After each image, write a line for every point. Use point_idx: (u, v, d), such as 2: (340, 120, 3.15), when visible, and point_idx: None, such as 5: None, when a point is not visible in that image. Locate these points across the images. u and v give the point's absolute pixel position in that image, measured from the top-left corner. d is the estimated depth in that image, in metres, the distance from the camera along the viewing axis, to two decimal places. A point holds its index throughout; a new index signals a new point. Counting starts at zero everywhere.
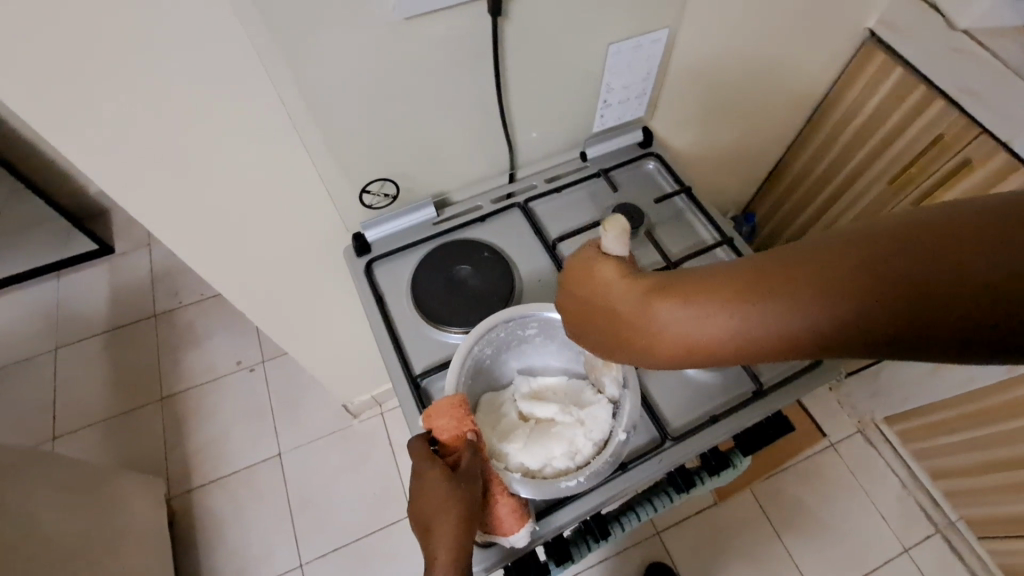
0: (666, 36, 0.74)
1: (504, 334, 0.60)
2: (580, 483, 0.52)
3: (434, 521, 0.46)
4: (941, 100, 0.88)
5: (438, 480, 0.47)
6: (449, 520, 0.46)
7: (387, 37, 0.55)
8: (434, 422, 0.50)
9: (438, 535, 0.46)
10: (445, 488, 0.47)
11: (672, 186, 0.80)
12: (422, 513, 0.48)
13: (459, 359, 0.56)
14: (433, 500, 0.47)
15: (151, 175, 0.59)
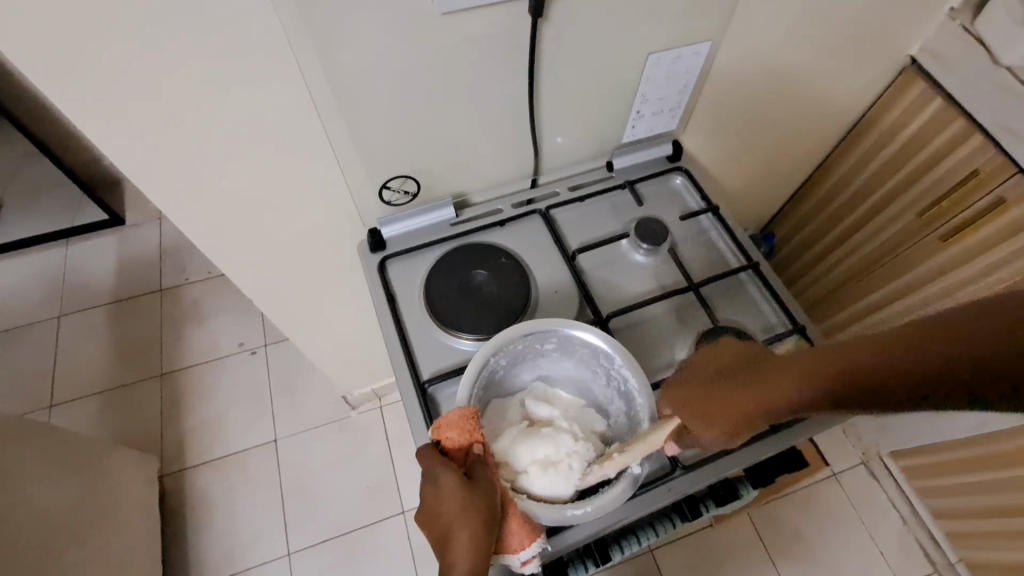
0: (707, 49, 0.71)
1: (520, 347, 0.58)
2: (588, 513, 0.48)
3: (451, 531, 0.44)
4: (979, 136, 0.86)
5: (452, 489, 0.46)
6: (467, 529, 0.44)
7: (422, 32, 0.53)
8: (443, 432, 0.49)
9: (455, 547, 0.44)
10: (459, 498, 0.45)
11: (699, 204, 0.78)
12: (437, 525, 0.46)
13: (473, 371, 0.54)
14: (449, 510, 0.45)
15: (169, 155, 0.58)
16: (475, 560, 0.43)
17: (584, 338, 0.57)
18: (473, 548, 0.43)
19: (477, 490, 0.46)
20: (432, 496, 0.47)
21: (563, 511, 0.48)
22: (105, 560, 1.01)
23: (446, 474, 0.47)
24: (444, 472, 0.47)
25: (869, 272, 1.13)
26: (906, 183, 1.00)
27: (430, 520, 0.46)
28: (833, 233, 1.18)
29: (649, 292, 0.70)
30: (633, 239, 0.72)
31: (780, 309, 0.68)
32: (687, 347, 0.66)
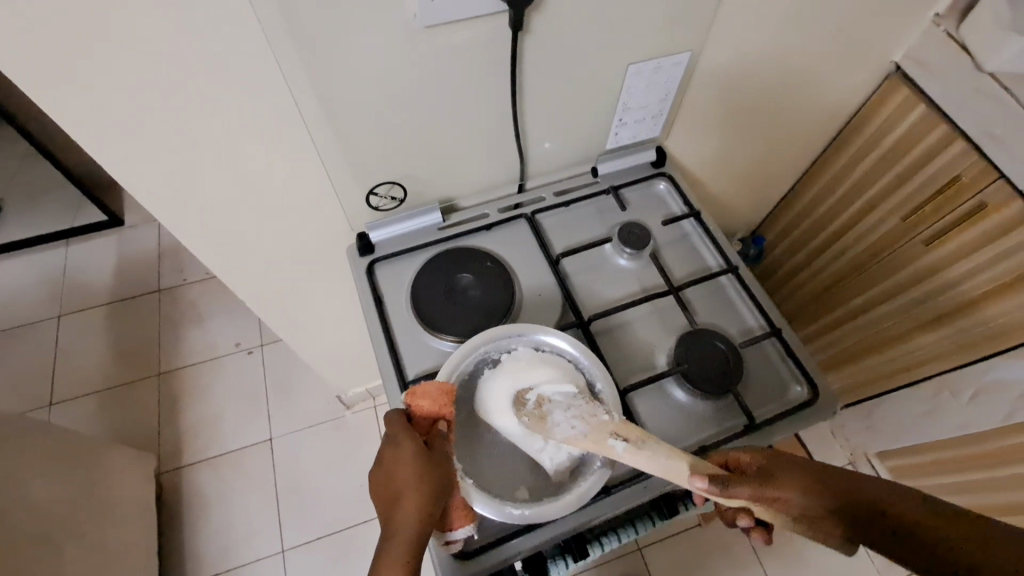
0: (687, 59, 0.73)
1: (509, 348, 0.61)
2: (523, 515, 0.50)
3: (401, 492, 0.47)
4: (961, 141, 0.87)
5: (411, 455, 0.49)
6: (416, 492, 0.47)
7: (405, 43, 0.55)
8: (415, 400, 0.52)
9: (403, 508, 0.47)
10: (418, 464, 0.48)
11: (681, 209, 0.79)
12: (390, 484, 0.48)
13: (450, 363, 0.57)
14: (404, 473, 0.48)
15: (160, 162, 0.59)
16: (420, 525, 0.46)
17: (573, 353, 0.59)
18: (420, 512, 0.46)
19: (435, 461, 0.49)
20: (391, 456, 0.49)
21: (499, 510, 0.50)
22: (101, 556, 1.03)
23: (408, 440, 0.50)
24: (406, 438, 0.50)
25: (853, 276, 1.14)
26: (890, 187, 1.01)
27: (385, 478, 0.49)
28: (820, 237, 1.19)
29: (630, 295, 0.72)
30: (616, 244, 0.74)
31: (759, 312, 0.70)
32: (666, 348, 0.68)
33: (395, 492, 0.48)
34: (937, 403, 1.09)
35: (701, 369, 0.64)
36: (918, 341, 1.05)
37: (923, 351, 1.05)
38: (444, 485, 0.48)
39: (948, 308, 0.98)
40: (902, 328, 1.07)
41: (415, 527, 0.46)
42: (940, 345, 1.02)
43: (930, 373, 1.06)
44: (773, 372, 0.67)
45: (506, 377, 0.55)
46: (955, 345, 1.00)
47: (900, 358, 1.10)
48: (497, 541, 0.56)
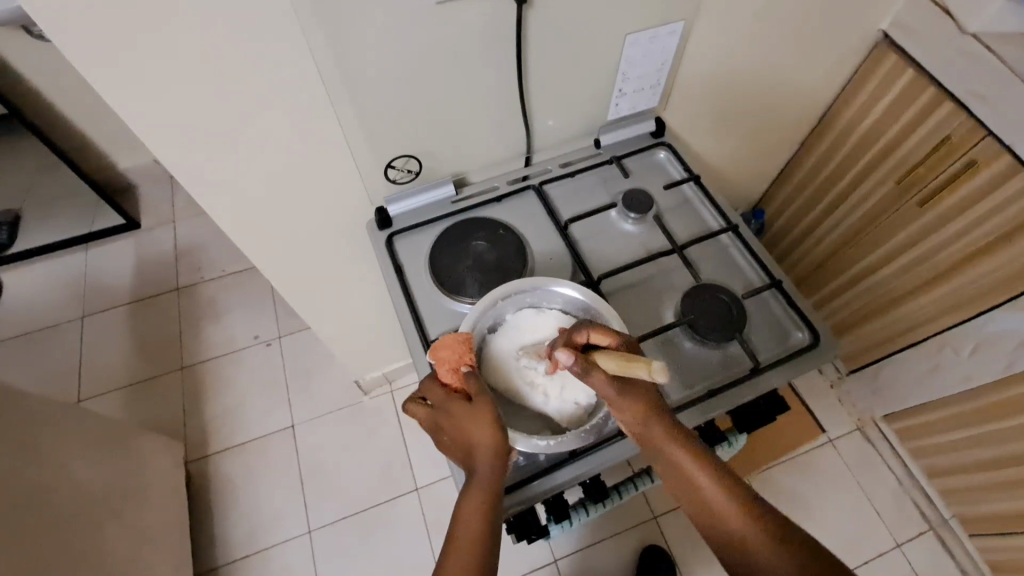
0: (681, 29, 0.77)
1: (530, 300, 0.64)
2: (551, 445, 0.54)
3: (465, 440, 0.51)
4: (949, 103, 0.91)
5: (456, 407, 0.52)
6: (480, 434, 0.50)
7: (418, 20, 0.59)
8: (437, 362, 0.56)
9: (472, 453, 0.51)
10: (464, 406, 0.52)
11: (681, 174, 0.83)
12: (456, 440, 0.52)
13: (475, 311, 0.61)
14: (458, 423, 0.52)
15: (194, 144, 0.64)
16: (491, 459, 0.50)
17: (586, 302, 0.63)
18: (487, 447, 0.50)
19: (476, 400, 0.52)
20: (443, 418, 0.53)
21: (527, 442, 0.54)
22: (138, 535, 1.08)
23: (449, 396, 0.54)
24: (446, 396, 0.54)
25: (853, 243, 1.18)
26: (884, 152, 1.05)
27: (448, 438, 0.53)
28: (818, 206, 1.22)
29: (636, 256, 0.76)
30: (621, 209, 0.78)
31: (759, 267, 0.74)
32: (673, 303, 0.72)
33: (461, 443, 0.52)
34: (940, 359, 1.11)
35: (707, 319, 0.68)
36: (918, 300, 1.08)
37: (924, 309, 1.09)
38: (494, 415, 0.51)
39: (944, 266, 1.01)
40: (903, 289, 1.10)
41: (489, 462, 0.50)
42: (940, 302, 1.05)
43: (931, 331, 1.10)
44: (775, 322, 0.71)
45: (513, 337, 0.62)
46: (953, 302, 1.03)
47: (903, 318, 1.14)
48: (519, 483, 0.59)
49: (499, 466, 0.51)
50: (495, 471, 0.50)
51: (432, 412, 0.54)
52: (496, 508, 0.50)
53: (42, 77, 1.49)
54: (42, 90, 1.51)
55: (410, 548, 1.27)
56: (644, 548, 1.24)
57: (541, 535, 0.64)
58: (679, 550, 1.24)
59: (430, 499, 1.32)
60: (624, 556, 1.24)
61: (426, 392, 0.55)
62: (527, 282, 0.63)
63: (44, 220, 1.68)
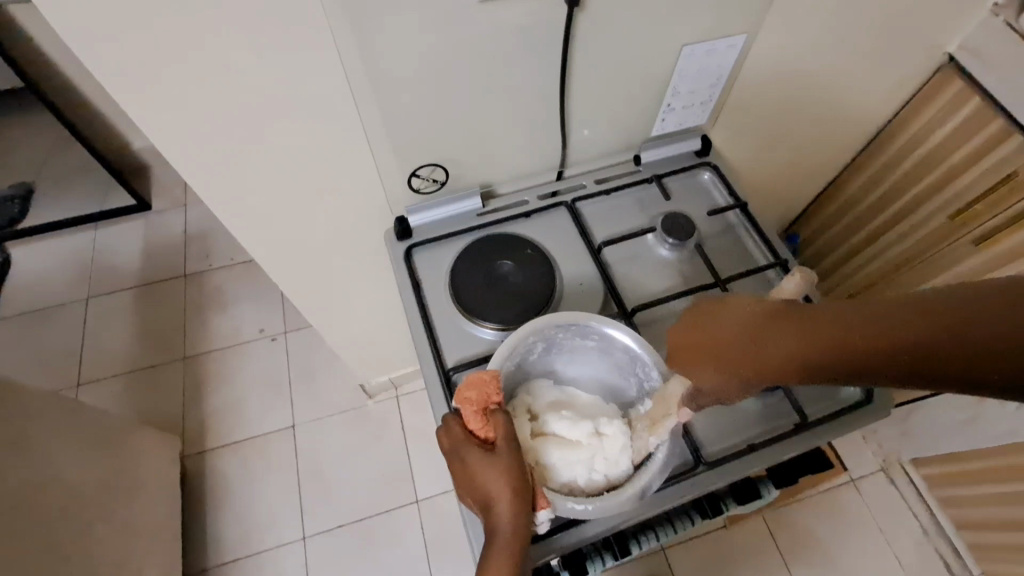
0: (742, 42, 0.70)
1: (562, 335, 0.58)
2: (589, 510, 0.48)
3: (487, 496, 0.46)
4: (1020, 137, 0.84)
5: (479, 460, 0.47)
6: (501, 497, 0.45)
7: (458, 17, 0.53)
8: (461, 403, 0.49)
9: (494, 514, 0.45)
10: (488, 464, 0.46)
11: (727, 200, 0.77)
12: (473, 497, 0.47)
13: (505, 348, 0.54)
14: (480, 478, 0.46)
15: (207, 139, 0.59)
16: (517, 522, 0.45)
17: (627, 341, 0.56)
18: (511, 509, 0.45)
19: (502, 453, 0.47)
20: (461, 469, 0.48)
21: (563, 504, 0.49)
22: (130, 532, 1.04)
23: (473, 443, 0.48)
24: (471, 445, 0.48)
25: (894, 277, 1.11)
26: (938, 184, 0.98)
27: (465, 488, 0.48)
28: (859, 234, 1.16)
29: (673, 287, 0.70)
30: (660, 233, 0.71)
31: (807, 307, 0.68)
32: None
33: (480, 498, 0.46)
34: (979, 410, 1.04)
35: None
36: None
37: None
38: (519, 473, 0.46)
39: None
40: None
41: (513, 523, 0.44)
42: None
43: None
44: None
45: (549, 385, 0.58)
46: None
47: None
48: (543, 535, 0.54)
49: (524, 534, 0.45)
50: (521, 536, 0.45)
51: (451, 453, 0.49)
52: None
53: (62, 52, 1.45)
54: (58, 63, 1.47)
55: (406, 562, 1.22)
56: None
57: None
58: None
59: (430, 513, 1.27)
60: None
61: (449, 433, 0.49)
62: (564, 315, 0.57)
63: (56, 197, 1.66)
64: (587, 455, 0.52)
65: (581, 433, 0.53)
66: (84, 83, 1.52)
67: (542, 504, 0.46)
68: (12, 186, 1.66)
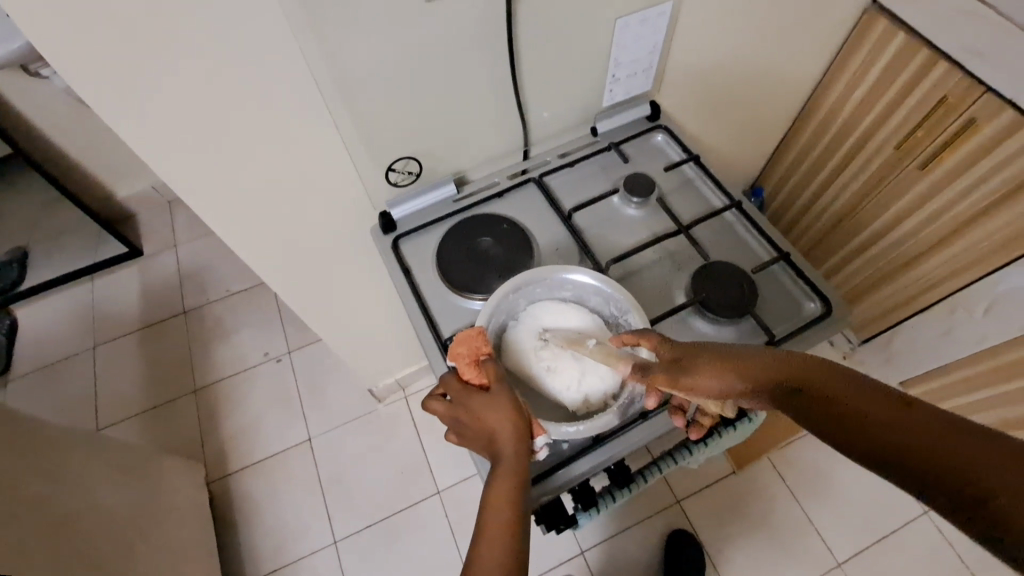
0: (671, 9, 0.76)
1: (540, 290, 0.64)
2: (580, 430, 0.55)
3: (489, 429, 0.51)
4: (944, 62, 0.89)
5: (477, 401, 0.52)
6: (501, 428, 0.51)
7: (411, 18, 0.59)
8: (455, 358, 0.55)
9: (497, 442, 0.51)
10: (485, 404, 0.52)
11: (680, 156, 0.83)
12: (476, 435, 0.52)
13: (491, 303, 0.61)
14: (481, 416, 0.52)
15: (196, 163, 0.64)
16: (518, 446, 0.51)
17: (597, 284, 0.63)
18: (512, 437, 0.50)
19: (497, 392, 0.52)
20: (461, 414, 0.53)
21: (557, 429, 0.55)
22: (170, 556, 1.08)
23: (471, 389, 0.53)
24: (469, 390, 0.53)
25: (857, 211, 1.17)
26: (881, 119, 1.04)
27: (469, 430, 0.53)
28: (818, 178, 1.22)
29: (642, 240, 0.76)
30: (623, 194, 0.78)
31: (765, 240, 0.74)
32: (682, 285, 0.72)
33: (483, 436, 0.52)
34: (952, 321, 1.10)
35: (718, 297, 0.68)
36: (940, 257, 1.04)
37: (933, 272, 1.08)
38: (515, 406, 0.52)
39: (949, 228, 1.01)
40: (910, 254, 1.10)
41: (514, 446, 0.50)
42: (952, 263, 1.03)
43: (942, 294, 1.09)
44: (787, 294, 0.71)
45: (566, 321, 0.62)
46: (963, 263, 1.01)
47: (913, 283, 1.13)
48: (547, 472, 0.59)
49: (524, 455, 0.51)
50: (521, 458, 0.51)
51: (451, 410, 0.54)
52: (523, 496, 0.50)
53: (36, 111, 1.50)
54: (35, 124, 1.51)
55: (437, 550, 1.27)
56: (669, 532, 1.24)
57: (570, 524, 0.63)
58: (704, 532, 1.24)
59: (453, 501, 1.32)
60: (650, 542, 1.24)
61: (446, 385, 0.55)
62: (539, 270, 0.64)
63: (50, 256, 1.70)
64: (541, 372, 0.59)
65: (545, 360, 0.59)
66: (62, 140, 1.57)
67: (541, 429, 0.53)
68: (2, 254, 1.69)
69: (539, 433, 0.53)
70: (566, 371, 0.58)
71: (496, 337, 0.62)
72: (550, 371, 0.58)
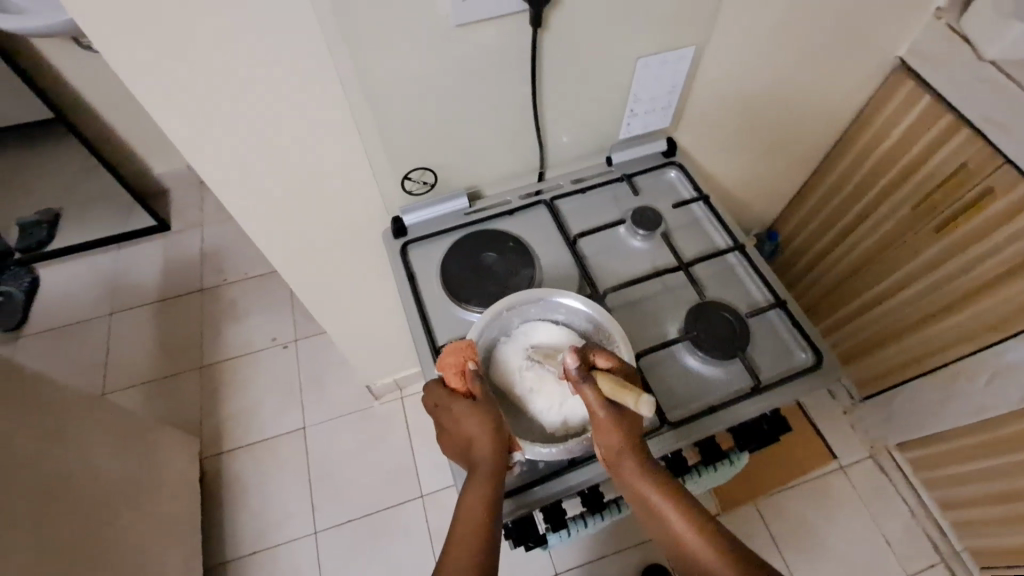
0: (693, 53, 0.79)
1: (534, 310, 0.66)
2: (552, 452, 0.56)
3: (469, 437, 0.53)
4: (966, 129, 0.90)
5: (460, 410, 0.54)
6: (480, 437, 0.53)
7: (439, 39, 0.62)
8: (443, 367, 0.57)
9: (475, 450, 0.53)
10: (468, 413, 0.54)
11: (690, 194, 0.85)
12: (458, 441, 0.55)
13: (484, 318, 0.63)
14: (463, 424, 0.54)
15: (224, 152, 0.68)
16: (494, 455, 0.52)
17: (588, 311, 0.65)
18: (489, 446, 0.52)
19: (480, 402, 0.54)
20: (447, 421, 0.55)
21: (531, 448, 0.56)
22: (154, 524, 1.11)
23: (455, 398, 0.55)
24: (454, 399, 0.55)
25: (868, 266, 1.17)
26: (900, 178, 1.04)
27: (452, 436, 0.55)
28: (832, 229, 1.22)
29: (642, 272, 0.77)
30: (630, 225, 0.79)
31: (764, 286, 0.75)
32: (676, 321, 0.73)
33: (463, 442, 0.54)
34: (954, 389, 1.08)
35: (709, 337, 0.69)
36: (948, 321, 1.04)
37: (940, 336, 1.07)
38: (495, 417, 0.53)
39: (959, 293, 1.00)
40: (918, 315, 1.09)
41: (490, 455, 0.52)
42: (959, 328, 1.03)
43: (948, 359, 1.07)
44: (780, 342, 0.71)
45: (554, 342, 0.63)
46: (972, 330, 1.01)
47: (918, 345, 1.12)
48: (521, 488, 0.60)
49: (500, 466, 0.52)
50: (497, 466, 0.52)
51: (439, 413, 0.57)
52: (497, 502, 0.52)
53: (88, 84, 1.58)
54: (85, 95, 1.60)
55: (413, 553, 1.28)
56: (645, 566, 1.23)
57: (539, 543, 0.64)
58: None
59: (434, 507, 1.33)
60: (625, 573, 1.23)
61: (435, 392, 0.57)
62: (535, 292, 0.66)
63: (83, 221, 1.78)
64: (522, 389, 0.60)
65: (528, 378, 0.60)
66: (109, 113, 1.65)
67: (518, 446, 0.55)
68: (38, 213, 1.79)
69: (516, 448, 0.55)
70: (547, 393, 0.59)
71: (486, 351, 0.64)
72: (532, 390, 0.60)
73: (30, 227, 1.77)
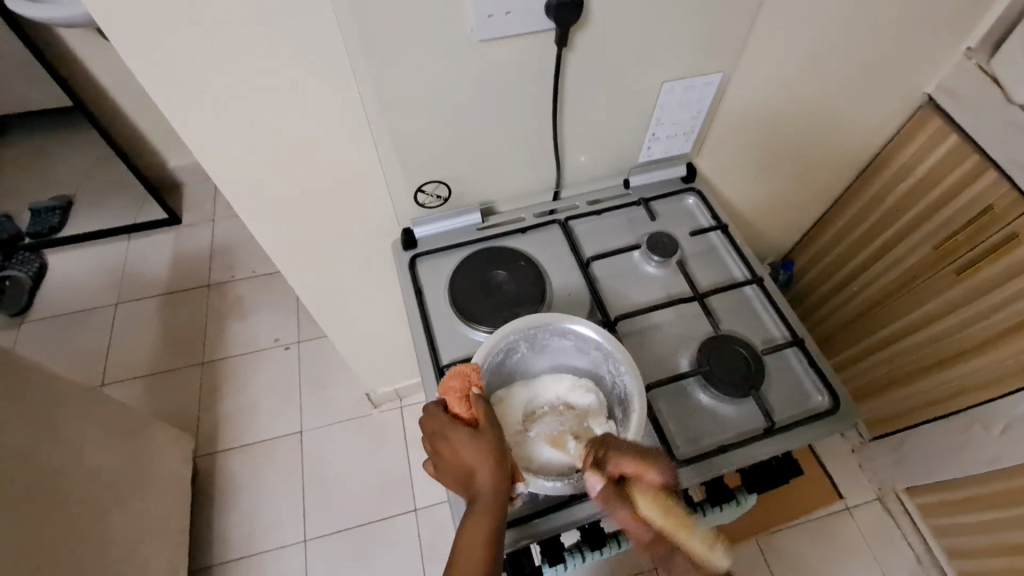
0: (719, 79, 0.77)
1: (543, 335, 0.64)
2: (561, 486, 0.54)
3: (469, 467, 0.51)
4: (993, 171, 0.88)
5: (462, 438, 0.52)
6: (482, 468, 0.51)
7: (460, 53, 0.61)
8: (446, 391, 0.55)
9: (476, 481, 0.51)
10: (470, 442, 0.52)
11: (709, 222, 0.83)
12: (456, 470, 0.52)
13: (493, 339, 0.61)
14: (464, 453, 0.52)
15: (237, 154, 0.67)
16: (497, 487, 0.50)
17: (598, 339, 0.62)
18: (492, 478, 0.50)
19: (483, 431, 0.52)
20: (445, 449, 0.53)
21: (535, 481, 0.54)
22: (141, 522, 1.10)
23: (457, 424, 0.53)
24: (455, 425, 0.53)
25: (884, 304, 1.14)
26: (923, 216, 1.02)
27: (449, 464, 0.53)
28: (850, 263, 1.19)
29: (655, 300, 0.75)
30: (645, 251, 0.78)
31: (781, 322, 0.73)
32: (689, 352, 0.70)
33: (463, 471, 0.52)
34: (967, 437, 1.05)
35: (723, 372, 0.66)
36: (966, 365, 1.01)
37: (956, 379, 1.04)
38: (498, 447, 0.52)
39: (978, 338, 0.97)
40: (933, 356, 1.06)
41: (492, 487, 0.50)
42: (977, 373, 0.99)
43: (965, 404, 1.04)
44: (795, 381, 0.69)
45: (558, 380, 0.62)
46: (990, 376, 0.98)
47: (933, 388, 1.09)
48: (523, 519, 0.58)
49: (503, 497, 0.50)
50: (499, 499, 0.50)
51: (434, 440, 0.54)
52: (497, 536, 0.50)
53: (110, 75, 1.59)
54: (107, 87, 1.61)
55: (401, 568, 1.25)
56: None
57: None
58: None
59: (426, 521, 1.31)
60: None
61: (434, 417, 0.55)
62: (545, 315, 0.63)
63: (96, 210, 1.78)
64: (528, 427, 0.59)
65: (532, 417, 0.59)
66: (128, 105, 1.66)
67: (520, 477, 0.53)
68: (53, 199, 1.80)
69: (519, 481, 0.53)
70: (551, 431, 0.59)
71: (490, 375, 0.62)
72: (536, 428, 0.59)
73: (43, 212, 1.78)
